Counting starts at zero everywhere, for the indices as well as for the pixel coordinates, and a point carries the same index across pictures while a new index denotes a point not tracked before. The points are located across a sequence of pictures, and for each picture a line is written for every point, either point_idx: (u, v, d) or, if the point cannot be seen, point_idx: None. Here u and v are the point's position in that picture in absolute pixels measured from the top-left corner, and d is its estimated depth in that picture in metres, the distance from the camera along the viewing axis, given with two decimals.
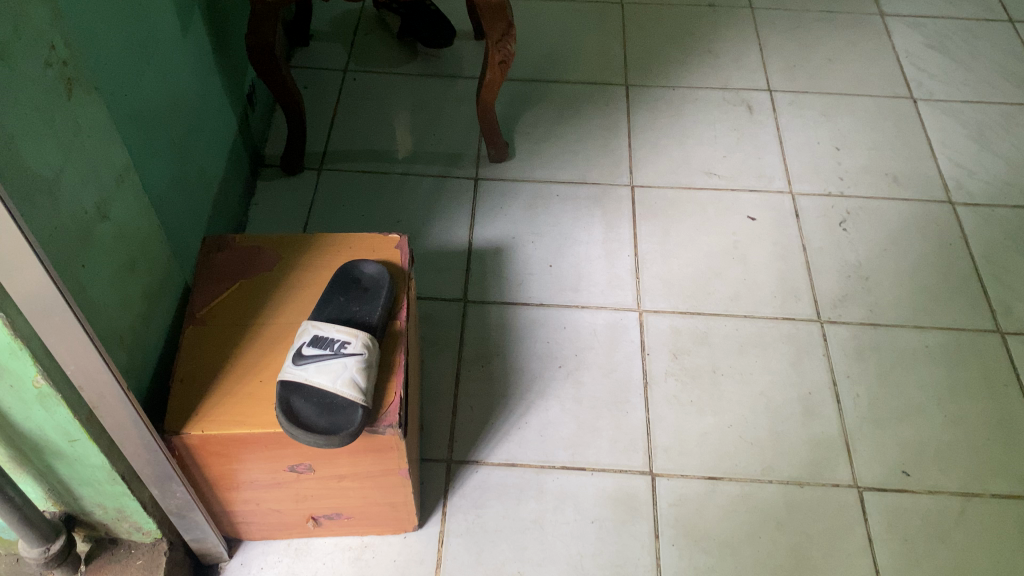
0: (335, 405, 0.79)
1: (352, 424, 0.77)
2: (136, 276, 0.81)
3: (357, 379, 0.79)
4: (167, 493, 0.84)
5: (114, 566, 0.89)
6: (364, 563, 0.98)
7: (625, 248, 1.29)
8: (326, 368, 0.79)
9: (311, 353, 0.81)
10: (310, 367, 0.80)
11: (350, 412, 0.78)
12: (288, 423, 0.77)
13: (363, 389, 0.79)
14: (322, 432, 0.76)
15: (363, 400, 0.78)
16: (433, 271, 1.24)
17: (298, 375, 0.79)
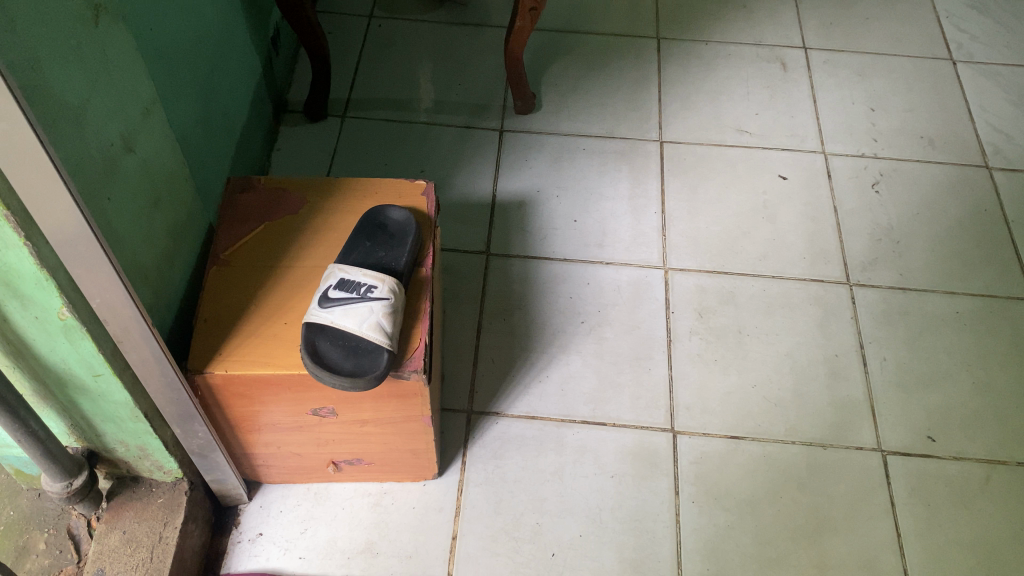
0: (360, 347, 0.78)
1: (377, 368, 0.77)
2: (161, 211, 0.80)
3: (383, 324, 0.78)
4: (189, 433, 0.84)
5: (136, 504, 0.90)
6: (383, 509, 0.98)
7: (652, 204, 1.26)
8: (352, 311, 0.79)
9: (338, 297, 0.80)
10: (336, 311, 0.79)
11: (375, 355, 0.78)
12: (313, 364, 0.77)
13: (388, 334, 0.78)
14: (347, 375, 0.76)
15: (389, 344, 0.78)
16: (456, 222, 1.23)
17: (324, 318, 0.79)
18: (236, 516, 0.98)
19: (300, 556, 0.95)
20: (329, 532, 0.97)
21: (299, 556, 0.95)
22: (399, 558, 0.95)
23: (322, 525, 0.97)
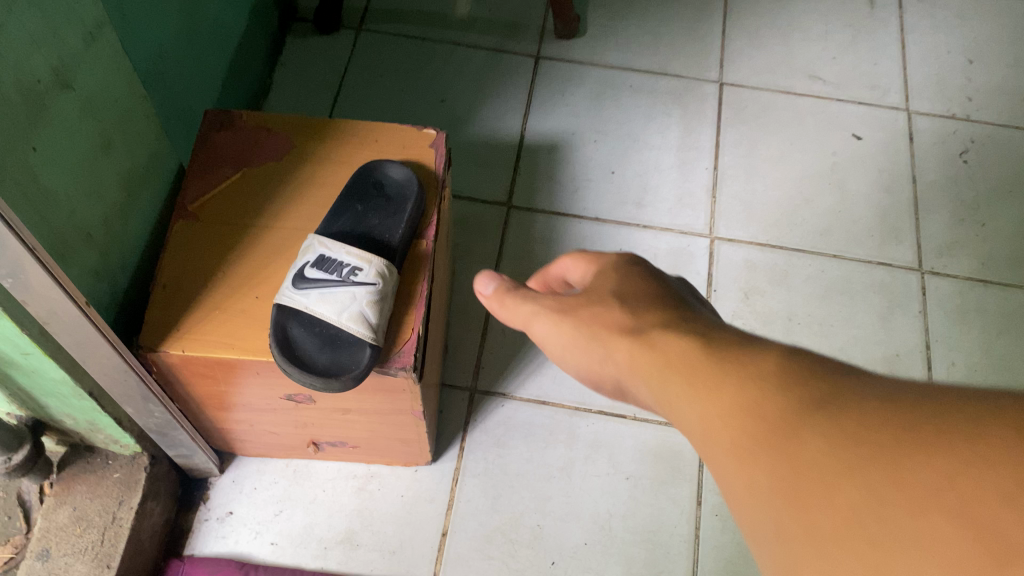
0: (339, 338, 0.66)
1: (357, 365, 0.65)
2: (111, 157, 0.67)
3: (367, 314, 0.66)
4: (144, 412, 0.73)
5: (89, 477, 0.80)
6: (368, 495, 0.88)
7: (704, 158, 1.11)
8: (331, 298, 0.66)
9: (315, 278, 0.67)
10: (313, 295, 0.67)
11: (356, 350, 0.66)
12: (281, 358, 0.65)
13: (373, 326, 0.66)
14: (320, 374, 0.65)
15: (373, 338, 0.65)
16: (477, 164, 1.08)
17: (298, 303, 0.67)
18: (206, 491, 0.88)
19: (271, 543, 0.85)
20: (306, 517, 0.87)
21: (271, 541, 0.86)
22: (380, 553, 0.85)
23: (299, 509, 0.87)
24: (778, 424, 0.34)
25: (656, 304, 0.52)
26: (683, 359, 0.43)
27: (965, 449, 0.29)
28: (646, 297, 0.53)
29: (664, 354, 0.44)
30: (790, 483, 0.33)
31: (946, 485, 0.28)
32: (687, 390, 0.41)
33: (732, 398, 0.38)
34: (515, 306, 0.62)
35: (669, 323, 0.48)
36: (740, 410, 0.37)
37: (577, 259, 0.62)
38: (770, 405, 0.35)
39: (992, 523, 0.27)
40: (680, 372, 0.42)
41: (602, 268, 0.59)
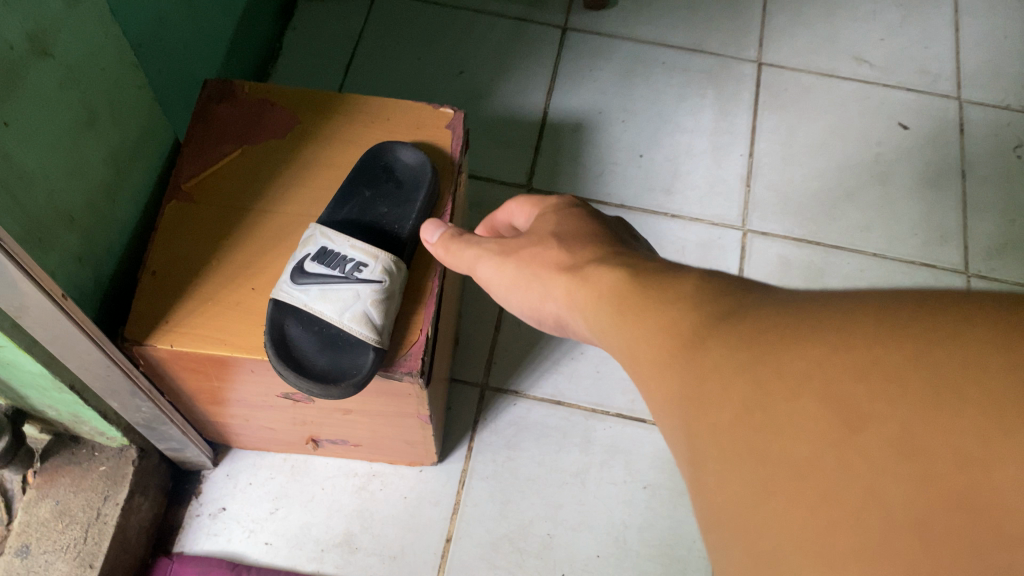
0: (340, 339, 0.61)
1: (359, 370, 0.59)
2: (97, 131, 0.61)
3: (372, 315, 0.60)
4: (130, 407, 0.68)
5: (73, 470, 0.75)
6: (369, 495, 0.83)
7: (739, 144, 1.04)
8: (333, 295, 0.61)
9: (316, 272, 0.62)
10: (313, 291, 0.61)
11: (358, 354, 0.60)
12: (278, 360, 0.59)
13: (378, 328, 0.60)
14: (318, 380, 0.59)
15: (377, 341, 0.60)
16: (497, 143, 1.02)
17: (296, 299, 0.61)
18: (198, 484, 0.83)
19: (265, 542, 0.81)
20: (302, 516, 0.82)
21: (265, 541, 0.81)
22: (380, 558, 0.80)
23: (295, 508, 0.82)
24: (687, 344, 0.35)
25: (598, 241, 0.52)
26: (612, 291, 0.44)
27: (837, 333, 0.29)
28: (587, 236, 0.53)
29: (598, 291, 0.45)
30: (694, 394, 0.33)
31: (812, 367, 0.29)
32: (615, 321, 0.42)
33: (652, 325, 0.38)
34: (456, 251, 0.60)
35: (605, 258, 0.48)
36: (659, 333, 0.37)
37: (523, 202, 0.63)
38: (681, 326, 0.36)
39: (850, 397, 0.27)
40: (610, 305, 0.43)
41: (546, 208, 0.60)
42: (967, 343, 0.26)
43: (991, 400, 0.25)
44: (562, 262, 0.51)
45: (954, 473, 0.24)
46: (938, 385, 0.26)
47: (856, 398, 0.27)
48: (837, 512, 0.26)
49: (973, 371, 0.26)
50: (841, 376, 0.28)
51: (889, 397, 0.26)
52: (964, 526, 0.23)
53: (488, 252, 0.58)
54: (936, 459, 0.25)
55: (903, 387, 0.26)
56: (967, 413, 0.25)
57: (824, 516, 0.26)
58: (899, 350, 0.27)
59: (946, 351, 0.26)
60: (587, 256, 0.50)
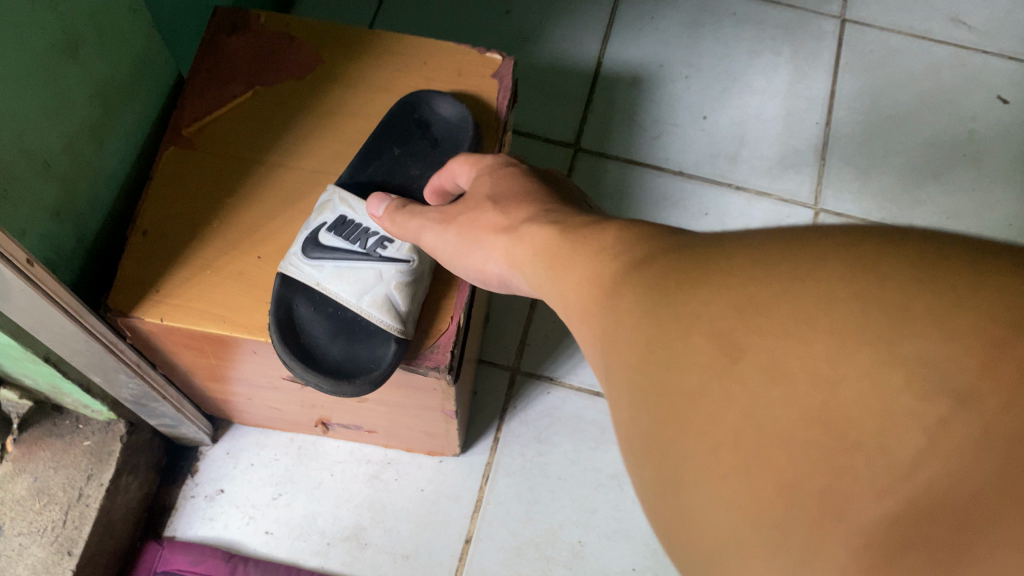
0: (357, 325, 0.52)
1: (378, 365, 0.51)
2: (80, 62, 0.51)
3: (396, 300, 0.51)
4: (116, 382, 0.59)
5: (55, 443, 0.67)
6: (383, 486, 0.75)
7: (814, 111, 0.93)
8: (351, 274, 0.52)
9: (332, 245, 0.53)
10: (327, 268, 0.52)
11: (377, 345, 0.51)
12: (282, 347, 0.50)
13: (403, 316, 0.51)
14: (329, 376, 0.50)
15: (402, 331, 0.51)
16: (543, 96, 0.91)
17: (308, 276, 0.52)
18: (195, 461, 0.76)
19: (265, 531, 0.73)
20: (308, 504, 0.74)
21: (264, 530, 0.73)
22: (391, 557, 0.72)
23: (300, 494, 0.75)
24: (596, 293, 0.31)
25: (531, 192, 0.46)
26: (540, 246, 0.39)
27: (725, 270, 0.25)
28: (523, 185, 0.47)
29: (530, 250, 0.40)
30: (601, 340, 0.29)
31: (691, 302, 0.25)
32: (543, 280, 0.38)
33: (571, 284, 0.34)
34: (403, 224, 0.51)
35: (541, 210, 0.43)
36: (577, 293, 0.33)
37: (465, 158, 0.52)
38: (592, 284, 0.32)
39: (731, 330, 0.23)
40: (543, 264, 0.38)
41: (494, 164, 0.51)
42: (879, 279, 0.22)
43: (859, 325, 0.21)
44: (489, 215, 0.46)
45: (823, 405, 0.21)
46: (807, 310, 0.22)
47: (726, 325, 0.23)
48: (712, 448, 0.22)
49: (840, 297, 0.22)
50: (717, 307, 0.24)
51: (757, 327, 0.23)
52: (828, 453, 0.20)
53: (432, 220, 0.49)
54: (805, 390, 0.21)
55: (768, 317, 0.23)
56: (830, 339, 0.21)
57: (696, 456, 0.22)
58: (781, 279, 0.23)
59: (818, 277, 0.23)
60: (520, 203, 0.45)
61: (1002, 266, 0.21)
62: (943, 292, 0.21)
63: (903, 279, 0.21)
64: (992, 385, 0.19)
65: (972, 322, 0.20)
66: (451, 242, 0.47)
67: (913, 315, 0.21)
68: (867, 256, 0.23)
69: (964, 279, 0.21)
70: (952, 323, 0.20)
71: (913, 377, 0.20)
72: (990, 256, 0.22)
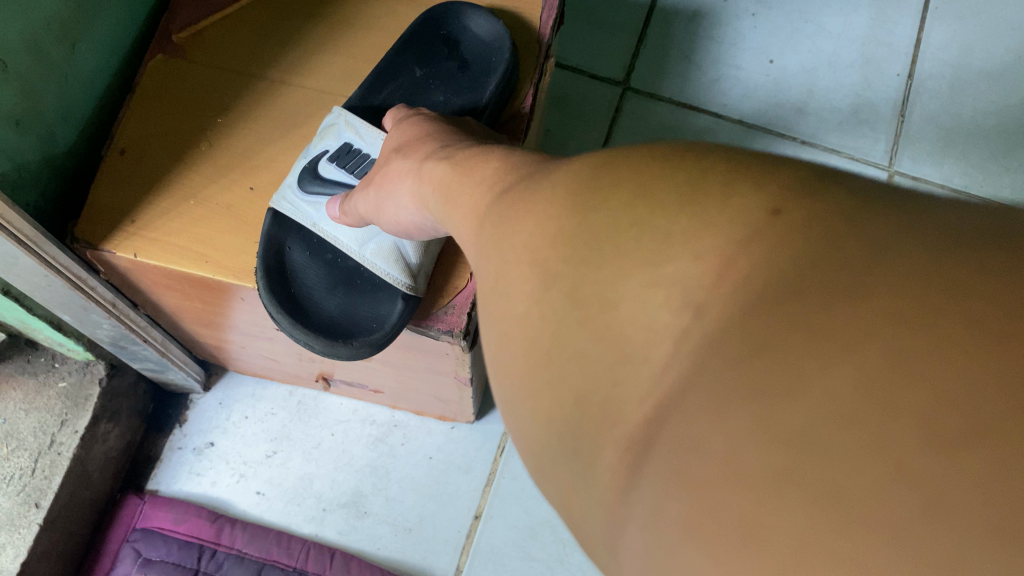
0: (360, 276, 0.47)
1: (384, 325, 0.44)
2: None
3: (404, 249, 0.45)
4: (88, 322, 0.52)
5: (28, 382, 0.61)
6: (388, 450, 0.68)
7: (896, 59, 0.82)
8: None
9: (333, 179, 0.47)
10: (327, 207, 0.47)
11: (384, 302, 0.45)
12: (271, 304, 0.44)
13: (413, 270, 0.44)
14: (323, 339, 0.44)
15: (411, 287, 0.44)
16: (592, 27, 0.81)
17: (304, 216, 0.46)
18: (184, 410, 0.69)
19: (256, 492, 0.67)
20: (304, 465, 0.68)
21: (256, 491, 0.67)
22: (392, 529, 0.66)
23: (298, 453, 0.68)
24: (487, 237, 0.25)
25: (434, 134, 0.40)
26: (459, 175, 0.32)
27: (585, 185, 0.22)
28: (432, 128, 0.41)
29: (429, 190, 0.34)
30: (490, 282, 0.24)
31: (520, 229, 0.23)
32: (450, 220, 0.31)
33: (471, 232, 0.28)
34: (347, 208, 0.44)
35: (442, 146, 0.37)
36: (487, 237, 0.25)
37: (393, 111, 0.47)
38: (506, 213, 0.25)
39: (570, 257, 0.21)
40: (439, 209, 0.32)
41: (417, 115, 0.44)
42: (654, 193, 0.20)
43: (629, 246, 0.19)
44: (393, 153, 0.41)
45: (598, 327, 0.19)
46: (587, 233, 0.21)
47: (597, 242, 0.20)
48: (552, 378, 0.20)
49: (613, 218, 0.20)
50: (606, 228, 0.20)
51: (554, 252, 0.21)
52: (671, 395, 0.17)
53: (359, 188, 0.43)
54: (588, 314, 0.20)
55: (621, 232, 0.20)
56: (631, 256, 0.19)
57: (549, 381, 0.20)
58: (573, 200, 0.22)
59: (607, 196, 0.21)
60: (421, 143, 0.39)
61: (766, 176, 0.19)
62: (698, 203, 0.19)
63: (668, 191, 0.20)
64: (724, 300, 0.17)
65: (719, 233, 0.18)
66: (354, 201, 0.43)
67: (672, 233, 0.19)
68: (653, 172, 0.21)
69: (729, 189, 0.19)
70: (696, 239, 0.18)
71: (665, 296, 0.18)
72: (783, 167, 0.19)
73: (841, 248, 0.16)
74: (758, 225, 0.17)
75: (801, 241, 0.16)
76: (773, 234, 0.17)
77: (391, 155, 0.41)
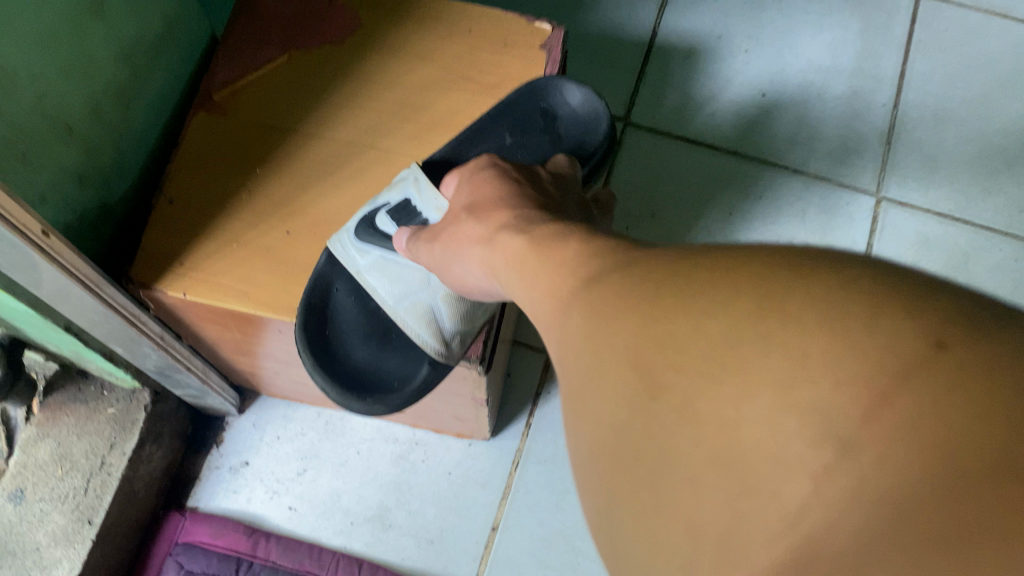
0: (392, 331, 0.53)
1: (402, 390, 0.52)
2: (105, 21, 0.48)
3: (439, 322, 0.49)
4: (138, 353, 0.58)
5: (78, 409, 0.66)
6: (410, 466, 0.73)
7: (884, 89, 0.87)
8: (402, 271, 0.51)
9: (381, 233, 0.51)
10: (372, 257, 0.51)
11: (408, 365, 0.52)
12: (303, 348, 0.50)
13: (443, 343, 0.49)
14: (339, 387, 0.51)
15: (439, 356, 0.49)
16: (593, 64, 0.87)
17: (351, 262, 0.51)
18: (220, 431, 0.75)
19: (288, 506, 0.72)
20: (333, 482, 0.73)
21: (288, 506, 0.72)
22: (415, 541, 0.70)
23: (326, 471, 0.73)
24: (583, 308, 0.29)
25: (510, 197, 0.43)
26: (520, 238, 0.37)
27: None
28: (502, 190, 0.44)
29: (502, 261, 0.38)
30: (596, 355, 0.27)
31: (636, 319, 0.26)
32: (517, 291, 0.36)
33: None
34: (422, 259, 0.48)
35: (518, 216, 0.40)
36: (561, 304, 0.30)
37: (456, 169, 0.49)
38: (595, 288, 0.29)
39: None
40: (519, 278, 0.36)
41: (487, 168, 0.47)
42: (793, 314, 0.22)
43: None
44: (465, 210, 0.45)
45: (733, 423, 0.22)
46: (726, 345, 0.23)
47: None
48: None
49: (754, 328, 0.23)
50: None
51: (690, 362, 0.24)
52: None
53: (430, 241, 0.47)
54: (724, 411, 0.22)
55: None
56: None
57: None
58: (710, 306, 0.24)
59: (743, 311, 0.23)
60: (494, 208, 0.42)
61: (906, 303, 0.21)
62: (837, 327, 0.21)
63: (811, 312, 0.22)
64: None
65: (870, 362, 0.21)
66: (420, 253, 0.47)
67: (812, 355, 0.21)
68: (797, 289, 0.23)
69: (878, 319, 0.21)
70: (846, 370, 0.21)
71: None
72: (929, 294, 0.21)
73: (992, 412, 0.19)
74: (922, 359, 0.20)
75: (958, 390, 0.19)
76: (930, 373, 0.20)
77: (464, 212, 0.45)
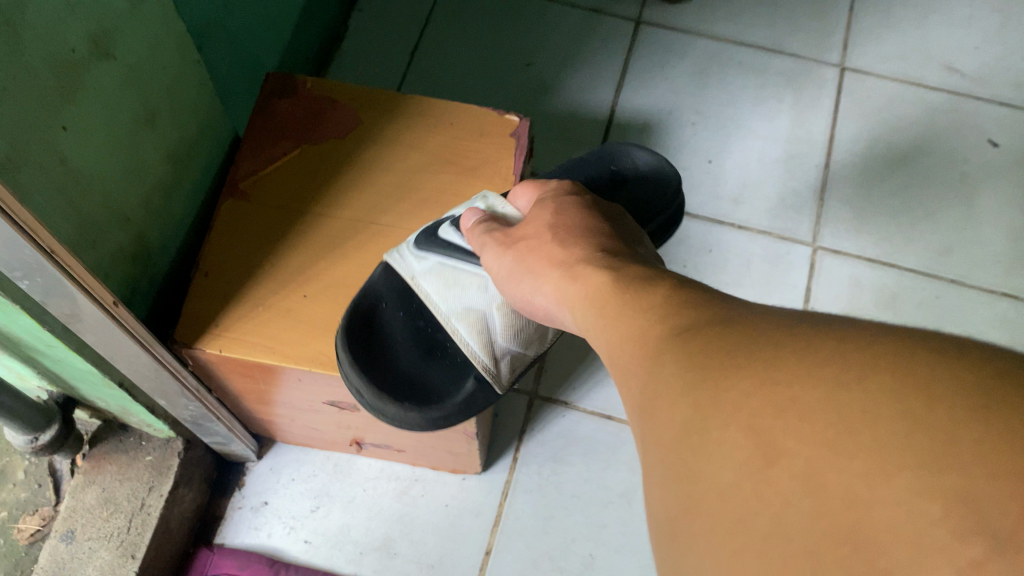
0: (437, 348, 0.63)
1: (442, 400, 0.61)
2: (156, 130, 0.59)
3: (484, 334, 0.61)
4: (176, 404, 0.68)
5: (119, 457, 0.75)
6: (411, 500, 0.83)
7: (815, 152, 1.00)
8: (459, 279, 0.63)
9: (442, 244, 0.63)
10: (430, 263, 0.63)
11: (449, 379, 0.62)
12: (349, 350, 0.59)
13: (485, 355, 0.62)
14: (376, 389, 0.59)
15: (480, 367, 0.62)
16: (560, 140, 0.99)
17: (408, 267, 0.64)
18: (242, 476, 0.84)
19: (304, 540, 0.81)
20: (343, 517, 0.82)
21: (304, 539, 0.81)
22: (418, 566, 0.79)
23: (336, 507, 0.82)
24: (687, 361, 0.31)
25: (596, 234, 0.49)
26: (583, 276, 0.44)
27: None
28: (587, 225, 0.51)
29: (585, 292, 0.44)
30: (705, 405, 0.29)
31: (757, 375, 0.28)
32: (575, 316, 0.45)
33: None
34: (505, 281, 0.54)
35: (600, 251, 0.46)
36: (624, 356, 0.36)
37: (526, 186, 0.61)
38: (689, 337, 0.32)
39: None
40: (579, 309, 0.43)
41: (573, 207, 0.53)
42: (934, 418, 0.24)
43: None
44: (549, 250, 0.50)
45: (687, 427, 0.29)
46: (854, 413, 0.25)
47: None
48: None
49: (879, 414, 0.25)
50: None
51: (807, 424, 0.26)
52: None
53: (512, 262, 0.53)
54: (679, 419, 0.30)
55: None
56: None
57: None
58: (854, 392, 0.26)
59: (873, 386, 0.26)
60: (578, 240, 0.49)
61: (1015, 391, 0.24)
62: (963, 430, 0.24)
63: (946, 393, 0.25)
64: None
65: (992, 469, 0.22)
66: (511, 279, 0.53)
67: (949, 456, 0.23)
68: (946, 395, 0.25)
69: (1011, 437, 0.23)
70: (996, 455, 0.23)
71: None
72: None
73: None
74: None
75: None
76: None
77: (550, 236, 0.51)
